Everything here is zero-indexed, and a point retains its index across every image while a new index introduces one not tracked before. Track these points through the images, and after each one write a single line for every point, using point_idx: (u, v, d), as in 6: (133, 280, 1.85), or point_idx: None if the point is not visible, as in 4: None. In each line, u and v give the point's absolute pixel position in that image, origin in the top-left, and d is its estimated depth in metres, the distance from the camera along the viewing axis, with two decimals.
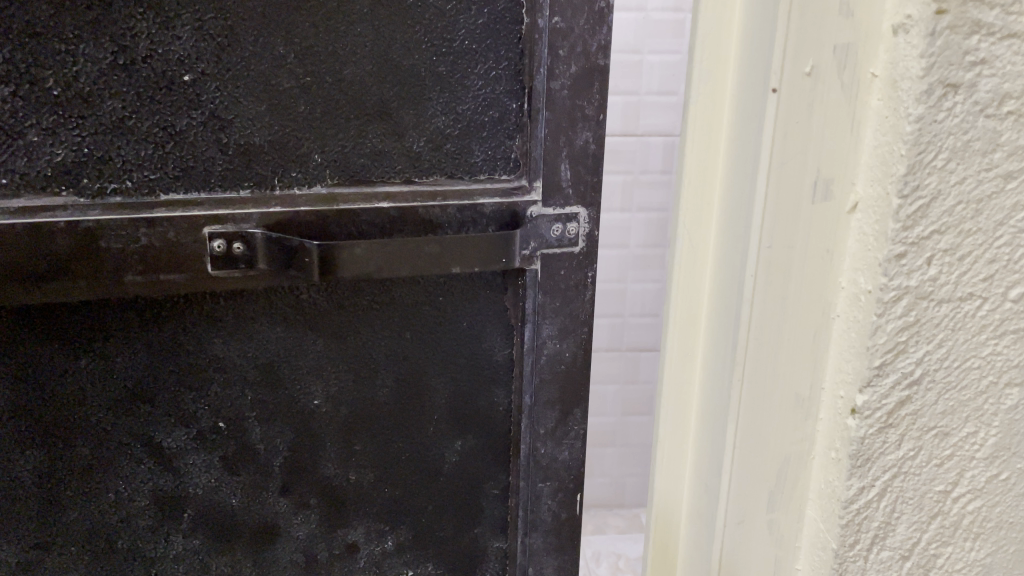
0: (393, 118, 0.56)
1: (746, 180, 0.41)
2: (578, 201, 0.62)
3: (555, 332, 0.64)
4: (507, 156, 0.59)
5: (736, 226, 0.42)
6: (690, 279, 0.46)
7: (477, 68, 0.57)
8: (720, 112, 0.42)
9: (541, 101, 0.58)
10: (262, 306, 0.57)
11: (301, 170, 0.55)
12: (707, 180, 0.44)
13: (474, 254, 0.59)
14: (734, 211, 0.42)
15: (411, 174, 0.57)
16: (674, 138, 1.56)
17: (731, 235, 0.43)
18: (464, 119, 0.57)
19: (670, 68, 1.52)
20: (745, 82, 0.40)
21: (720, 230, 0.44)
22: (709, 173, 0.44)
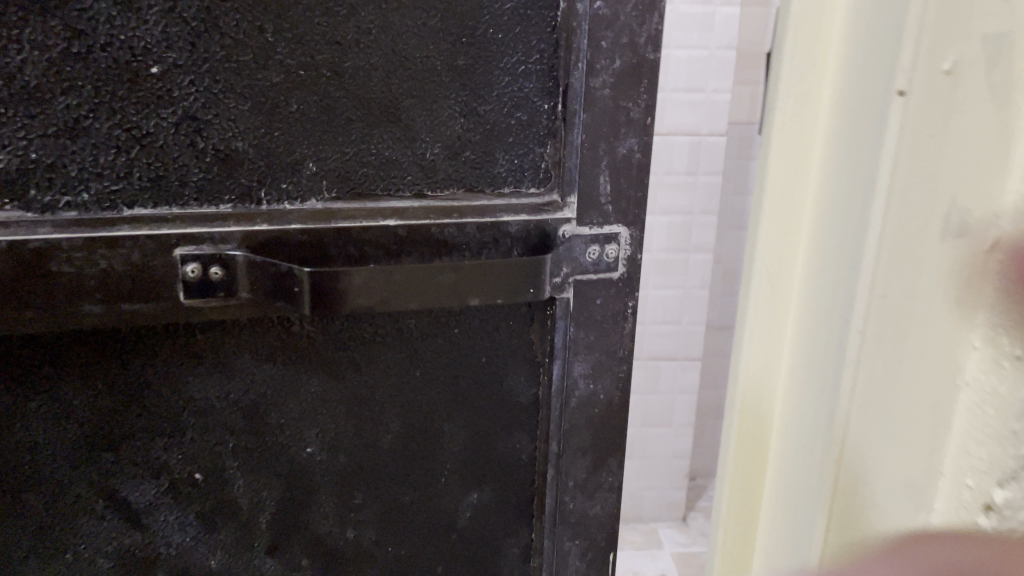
0: (403, 120, 0.48)
1: (857, 201, 0.33)
2: (619, 219, 0.52)
3: (587, 370, 0.55)
4: (535, 165, 0.51)
5: (838, 256, 0.34)
6: (766, 312, 0.39)
7: (502, 62, 0.48)
8: (813, 113, 0.35)
9: (577, 100, 0.49)
10: (246, 339, 0.49)
11: (293, 180, 0.47)
12: (799, 193, 0.37)
13: (501, 283, 0.50)
14: (839, 235, 0.34)
15: (423, 187, 0.49)
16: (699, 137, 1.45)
17: (831, 266, 0.35)
18: (487, 121, 0.49)
19: (696, 62, 1.38)
20: (859, 77, 0.32)
21: (811, 256, 0.37)
22: (801, 186, 0.36)
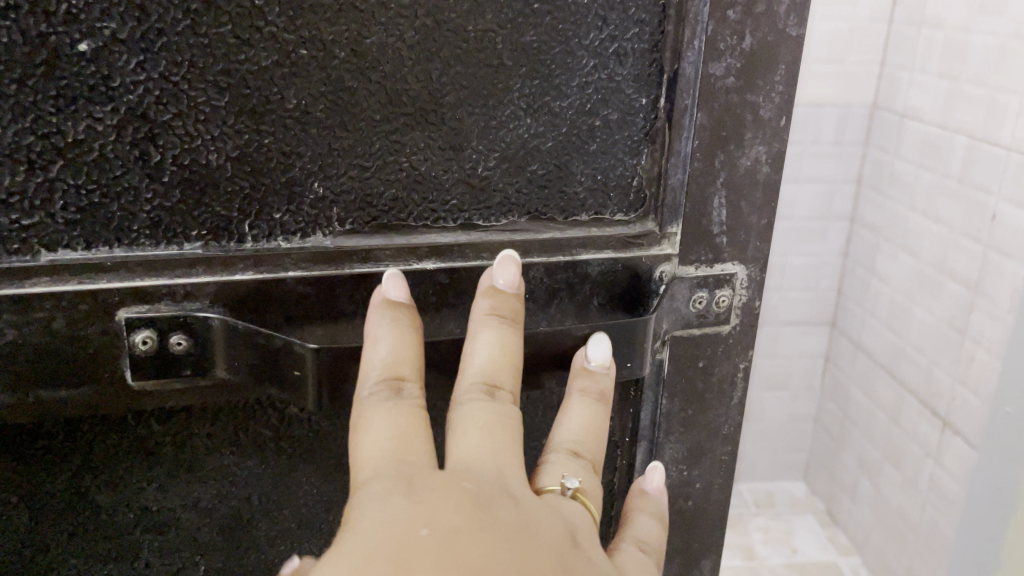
0: (447, 122, 0.34)
1: None
2: (735, 256, 0.38)
3: (682, 455, 0.42)
4: (625, 182, 0.37)
5: None
6: None
7: (587, 38, 0.34)
8: None
9: (689, 94, 0.35)
10: (225, 428, 0.35)
11: (290, 208, 0.33)
12: None
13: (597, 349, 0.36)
14: None
15: (472, 216, 0.35)
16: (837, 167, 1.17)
17: None
18: (562, 122, 0.35)
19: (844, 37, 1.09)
20: None
21: None
22: None
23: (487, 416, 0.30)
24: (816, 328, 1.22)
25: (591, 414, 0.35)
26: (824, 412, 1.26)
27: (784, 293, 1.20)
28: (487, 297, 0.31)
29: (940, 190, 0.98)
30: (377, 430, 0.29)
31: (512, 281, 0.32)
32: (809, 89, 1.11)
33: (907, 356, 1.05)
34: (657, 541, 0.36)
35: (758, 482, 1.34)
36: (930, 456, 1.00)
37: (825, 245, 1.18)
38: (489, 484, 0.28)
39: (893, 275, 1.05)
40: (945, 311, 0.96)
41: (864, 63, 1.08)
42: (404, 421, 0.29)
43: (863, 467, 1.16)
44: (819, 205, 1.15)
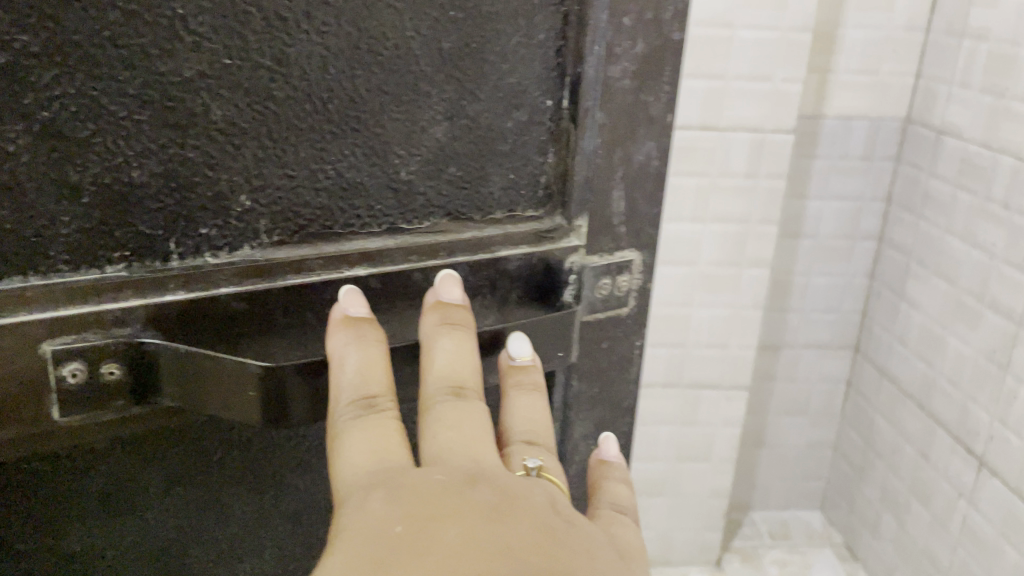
0: (370, 127, 0.34)
1: None
2: (631, 244, 0.41)
3: (590, 429, 0.45)
4: (534, 179, 0.39)
5: None
6: None
7: (499, 44, 0.35)
8: None
9: (591, 95, 0.37)
10: (156, 458, 0.33)
11: (218, 222, 0.32)
12: None
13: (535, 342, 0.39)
14: None
15: (396, 219, 0.36)
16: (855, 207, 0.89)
17: None
18: (477, 125, 0.36)
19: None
20: None
21: None
22: None
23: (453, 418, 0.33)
24: (843, 354, 0.96)
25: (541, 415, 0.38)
26: (846, 440, 0.99)
27: (806, 315, 0.94)
28: (435, 312, 0.33)
29: (970, 202, 0.75)
30: (353, 444, 0.32)
31: (456, 294, 0.34)
32: (847, 92, 0.85)
33: (937, 391, 0.80)
34: (629, 496, 0.41)
35: (772, 510, 1.05)
36: (959, 496, 0.76)
37: (855, 266, 0.92)
38: (457, 471, 0.32)
39: (933, 296, 0.80)
40: (982, 341, 0.73)
41: (906, 65, 0.84)
42: (374, 436, 0.33)
43: (885, 501, 0.90)
44: (850, 219, 0.90)
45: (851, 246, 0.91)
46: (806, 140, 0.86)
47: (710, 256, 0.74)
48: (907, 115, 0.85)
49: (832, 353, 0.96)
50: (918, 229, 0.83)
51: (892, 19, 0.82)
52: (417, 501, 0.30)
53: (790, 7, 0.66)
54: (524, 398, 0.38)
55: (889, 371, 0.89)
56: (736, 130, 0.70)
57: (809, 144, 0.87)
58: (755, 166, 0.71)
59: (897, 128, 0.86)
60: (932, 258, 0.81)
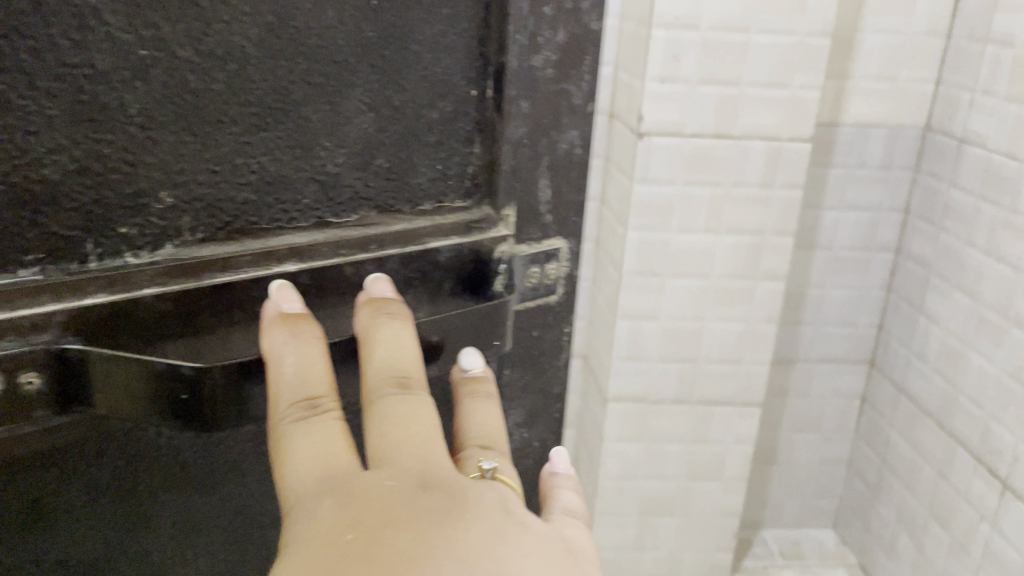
0: (296, 120, 0.33)
1: None
2: (558, 232, 0.42)
3: (522, 417, 0.45)
4: (461, 170, 0.39)
5: None
6: None
7: (421, 33, 0.35)
8: None
9: (515, 84, 0.37)
10: (79, 469, 0.32)
11: (137, 220, 0.31)
12: None
13: (465, 333, 0.38)
14: None
15: (323, 213, 0.35)
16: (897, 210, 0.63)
17: None
18: (403, 116, 0.36)
19: None
20: None
21: None
22: None
23: (402, 412, 0.31)
24: (862, 369, 0.68)
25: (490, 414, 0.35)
26: (862, 461, 0.69)
27: (822, 331, 0.66)
28: (368, 308, 0.33)
29: (994, 214, 0.52)
30: (302, 448, 0.30)
31: (387, 290, 0.34)
32: (867, 97, 0.59)
33: (958, 410, 0.56)
34: (580, 508, 0.35)
35: (785, 529, 0.74)
36: (981, 519, 0.53)
37: (870, 277, 0.64)
38: (412, 472, 0.29)
39: (956, 314, 0.56)
40: (1012, 354, 0.50)
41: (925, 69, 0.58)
42: (326, 440, 0.30)
43: (900, 522, 0.63)
44: (866, 232, 0.63)
45: (867, 260, 0.63)
46: (819, 149, 0.60)
47: (725, 269, 0.49)
48: (928, 119, 0.59)
49: (847, 371, 0.68)
50: (944, 241, 0.58)
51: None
52: (372, 510, 0.27)
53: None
54: (472, 403, 0.35)
55: (908, 389, 0.62)
56: (752, 137, 0.45)
57: (821, 153, 0.60)
58: (796, 170, 0.46)
59: (917, 136, 0.60)
60: (956, 273, 0.56)
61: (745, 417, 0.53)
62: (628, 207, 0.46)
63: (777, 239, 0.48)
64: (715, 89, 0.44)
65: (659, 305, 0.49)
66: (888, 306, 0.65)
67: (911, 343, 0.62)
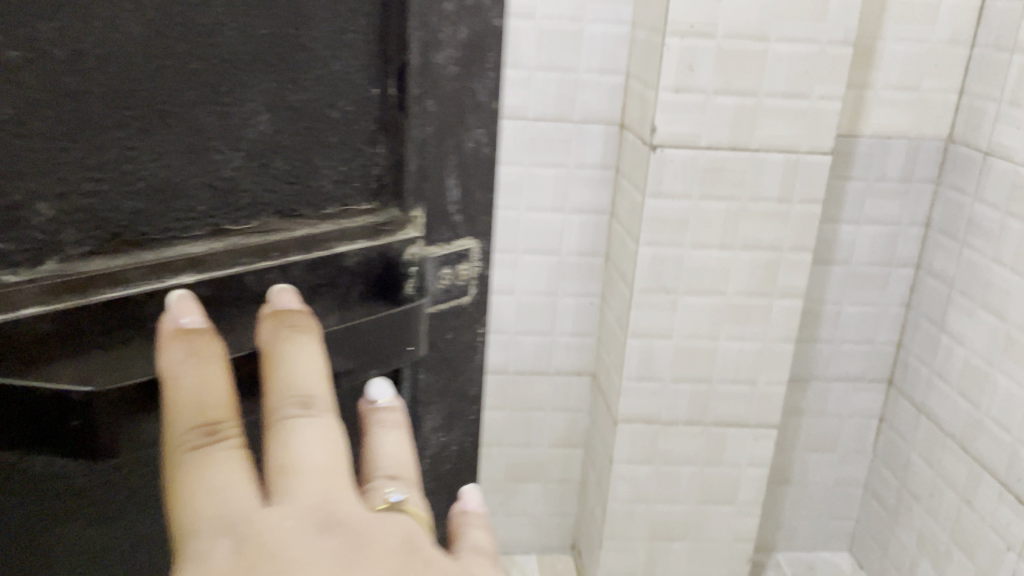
0: (185, 122, 0.31)
1: None
2: (468, 232, 0.41)
3: (440, 422, 0.44)
4: (365, 172, 0.37)
5: None
6: None
7: (318, 30, 0.34)
8: None
9: (416, 82, 0.36)
10: None
11: (15, 236, 0.29)
12: None
13: (374, 346, 0.37)
14: None
15: (221, 221, 0.33)
16: (901, 227, 0.96)
17: None
18: (303, 116, 0.34)
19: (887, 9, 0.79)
20: None
21: None
22: None
23: (311, 441, 0.30)
24: (885, 352, 1.02)
25: (403, 446, 0.36)
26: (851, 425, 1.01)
27: (836, 333, 1.01)
28: (271, 323, 0.32)
29: None
30: (201, 479, 0.29)
31: (293, 301, 0.33)
32: (887, 109, 0.91)
33: None
34: (489, 543, 0.37)
35: (796, 463, 1.08)
36: None
37: (889, 293, 0.99)
38: (319, 510, 0.29)
39: None
40: None
41: (946, 83, 0.90)
42: (229, 470, 0.29)
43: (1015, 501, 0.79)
44: (886, 243, 0.97)
45: (887, 273, 0.98)
46: (788, 174, 0.80)
47: (744, 277, 0.84)
48: (948, 133, 0.92)
49: (867, 364, 1.03)
50: None
51: (824, 31, 0.75)
52: (266, 564, 0.27)
53: (779, 63, 0.75)
54: (382, 434, 0.36)
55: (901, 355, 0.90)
56: (770, 153, 0.79)
57: (789, 177, 0.80)
58: (789, 191, 0.81)
59: (937, 148, 0.93)
60: (965, 282, 0.88)
61: (752, 356, 0.88)
62: (647, 219, 0.82)
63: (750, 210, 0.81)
64: (731, 100, 0.76)
65: (675, 313, 0.85)
66: (906, 320, 1.00)
67: (928, 359, 0.95)
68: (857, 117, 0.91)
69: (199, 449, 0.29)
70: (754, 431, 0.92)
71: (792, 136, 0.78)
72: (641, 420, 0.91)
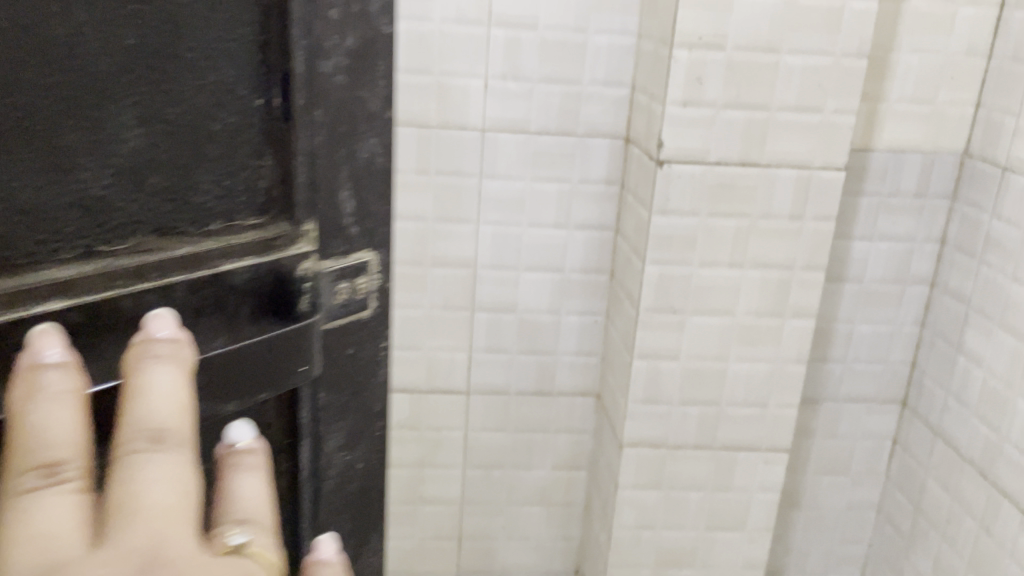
0: (58, 134, 0.34)
1: None
2: (365, 245, 0.48)
3: None
4: (249, 186, 0.41)
5: None
6: None
7: (189, 52, 0.37)
8: None
9: (303, 92, 0.41)
10: None
11: None
12: None
13: (259, 366, 0.42)
14: None
15: (98, 235, 0.36)
16: (914, 243, 0.91)
17: None
18: (182, 129, 0.38)
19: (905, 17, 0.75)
20: None
21: None
22: None
23: (142, 483, 0.35)
24: (901, 371, 0.97)
25: (261, 492, 0.42)
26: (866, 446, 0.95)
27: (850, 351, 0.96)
28: (136, 353, 0.37)
29: None
30: (31, 519, 0.33)
31: (163, 331, 0.37)
32: (899, 123, 0.87)
33: None
34: None
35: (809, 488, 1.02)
36: None
37: (904, 310, 0.94)
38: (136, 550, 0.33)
39: None
40: None
41: (961, 96, 0.86)
42: (64, 507, 0.33)
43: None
44: (901, 260, 0.92)
45: (901, 289, 0.93)
46: (799, 190, 0.76)
47: (752, 296, 0.80)
48: (966, 146, 0.87)
49: (884, 381, 0.98)
50: None
51: (837, 43, 0.71)
52: None
53: (786, 74, 0.72)
54: (238, 478, 0.42)
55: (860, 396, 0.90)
56: (780, 169, 0.75)
57: (801, 192, 0.76)
58: (801, 208, 0.77)
59: (954, 163, 0.88)
60: (984, 301, 0.84)
61: (758, 377, 0.83)
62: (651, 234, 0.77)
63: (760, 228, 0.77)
64: (740, 113, 0.73)
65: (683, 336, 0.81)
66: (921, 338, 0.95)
67: (944, 379, 0.91)
68: (870, 130, 0.87)
69: (38, 489, 0.33)
70: (763, 454, 0.87)
71: (805, 150, 0.74)
72: (648, 445, 0.86)
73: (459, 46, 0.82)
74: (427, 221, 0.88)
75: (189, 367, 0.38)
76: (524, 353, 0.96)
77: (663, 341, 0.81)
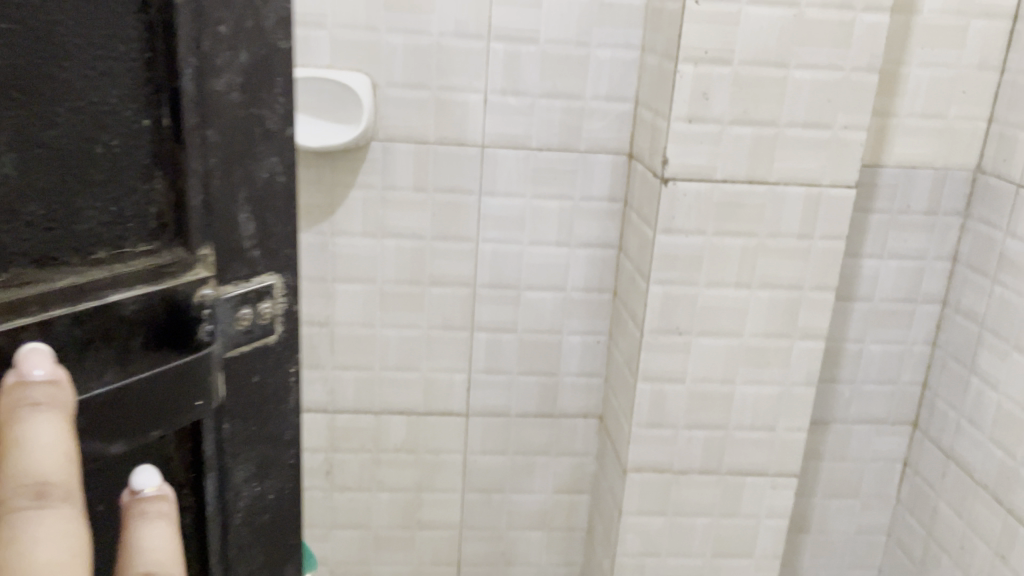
0: None
1: None
2: (267, 267, 0.43)
3: None
4: (140, 209, 0.38)
5: None
6: None
7: (63, 64, 0.34)
8: None
9: (193, 110, 0.37)
10: None
11: None
12: None
13: (145, 406, 0.38)
14: None
15: None
16: (924, 260, 0.88)
17: None
18: (55, 151, 0.34)
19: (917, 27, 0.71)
20: None
21: None
22: None
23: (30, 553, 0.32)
24: (913, 392, 0.93)
25: (168, 540, 0.38)
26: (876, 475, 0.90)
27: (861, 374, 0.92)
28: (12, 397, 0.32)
29: None
30: None
31: (39, 372, 0.33)
32: (911, 138, 0.83)
33: None
34: None
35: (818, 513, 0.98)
36: None
37: (914, 330, 0.90)
38: None
39: None
40: None
41: (974, 111, 0.82)
42: None
43: None
44: (912, 279, 0.88)
45: (912, 309, 0.89)
46: (808, 210, 0.72)
47: (761, 321, 0.76)
48: (977, 162, 0.84)
49: (898, 405, 0.93)
50: None
51: (848, 58, 0.68)
52: None
53: (794, 89, 0.68)
54: (147, 527, 0.38)
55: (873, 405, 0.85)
56: (789, 188, 0.72)
57: (811, 211, 0.72)
58: (810, 227, 0.73)
59: (966, 179, 0.85)
60: (999, 321, 0.79)
61: (764, 400, 0.79)
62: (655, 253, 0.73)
63: (767, 247, 0.73)
64: (748, 129, 0.69)
65: (689, 358, 0.77)
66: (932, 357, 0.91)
67: (955, 400, 0.87)
68: (880, 145, 0.83)
69: None
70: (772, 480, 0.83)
71: (814, 167, 0.71)
72: (653, 470, 0.81)
73: (451, 58, 0.80)
74: (426, 238, 0.85)
75: (70, 409, 0.34)
76: (524, 374, 0.92)
77: (667, 365, 0.77)
